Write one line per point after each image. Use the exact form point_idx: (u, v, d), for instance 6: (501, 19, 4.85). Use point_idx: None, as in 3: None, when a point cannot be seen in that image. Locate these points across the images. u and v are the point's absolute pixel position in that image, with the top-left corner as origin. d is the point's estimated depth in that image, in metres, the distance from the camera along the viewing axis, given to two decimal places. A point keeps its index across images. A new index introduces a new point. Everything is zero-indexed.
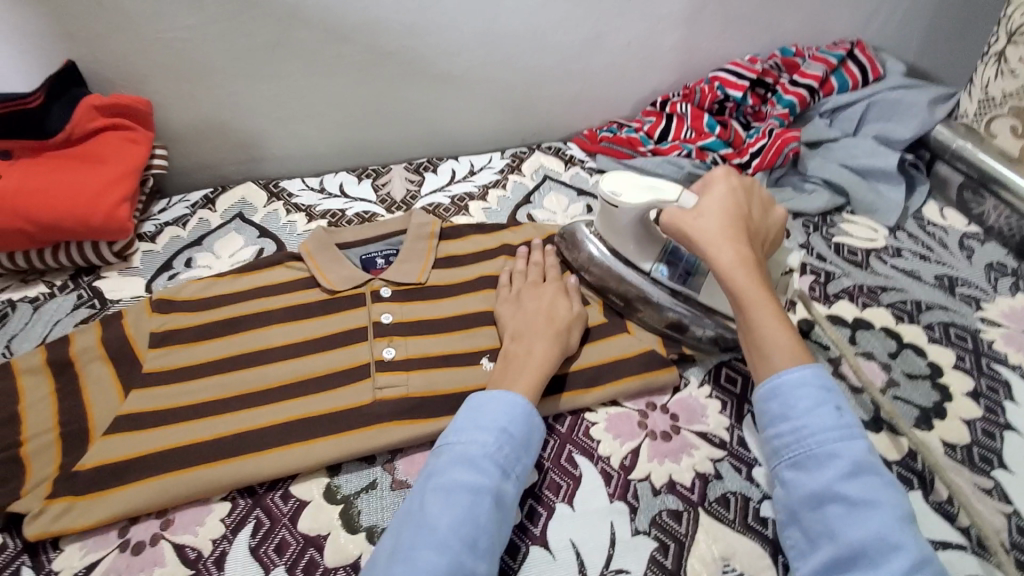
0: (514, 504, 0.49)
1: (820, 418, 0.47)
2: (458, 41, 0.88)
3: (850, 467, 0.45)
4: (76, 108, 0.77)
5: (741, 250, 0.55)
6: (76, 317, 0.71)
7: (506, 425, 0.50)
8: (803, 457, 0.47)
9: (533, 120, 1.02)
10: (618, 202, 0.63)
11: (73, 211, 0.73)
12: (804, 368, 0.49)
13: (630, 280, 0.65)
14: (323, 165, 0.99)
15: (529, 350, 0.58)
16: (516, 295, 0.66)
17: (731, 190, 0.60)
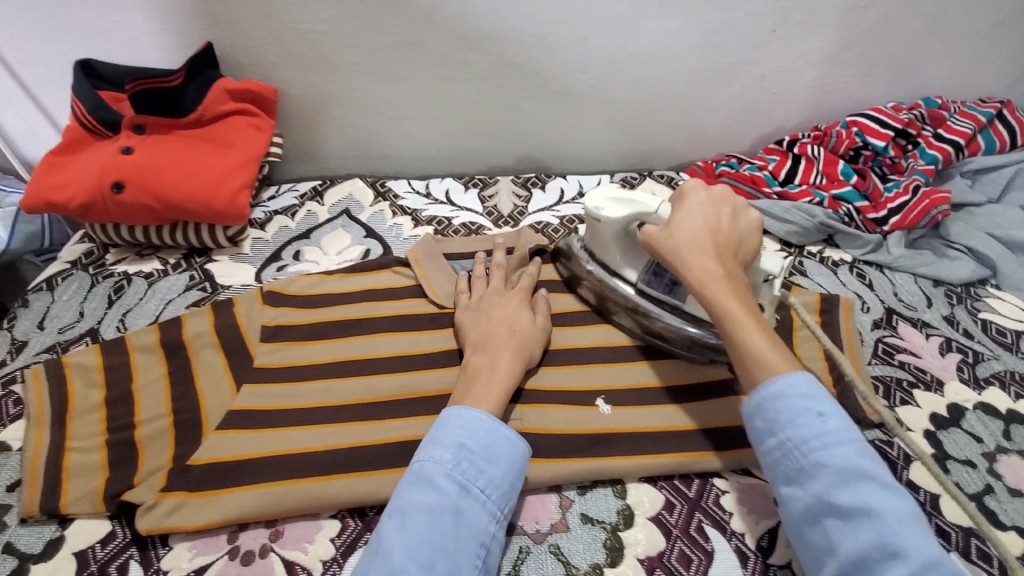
0: (485, 521, 0.46)
1: (800, 428, 0.44)
2: (588, 58, 0.85)
3: (838, 474, 0.42)
4: (210, 90, 0.77)
5: (708, 266, 0.52)
6: (188, 299, 0.71)
7: (462, 440, 0.48)
8: (791, 470, 0.44)
9: (647, 146, 0.97)
10: (598, 215, 0.62)
11: (196, 192, 0.73)
12: (785, 378, 0.46)
13: (618, 293, 0.64)
14: (428, 169, 0.97)
15: (494, 364, 0.55)
16: (479, 301, 0.64)
17: (702, 204, 0.57)
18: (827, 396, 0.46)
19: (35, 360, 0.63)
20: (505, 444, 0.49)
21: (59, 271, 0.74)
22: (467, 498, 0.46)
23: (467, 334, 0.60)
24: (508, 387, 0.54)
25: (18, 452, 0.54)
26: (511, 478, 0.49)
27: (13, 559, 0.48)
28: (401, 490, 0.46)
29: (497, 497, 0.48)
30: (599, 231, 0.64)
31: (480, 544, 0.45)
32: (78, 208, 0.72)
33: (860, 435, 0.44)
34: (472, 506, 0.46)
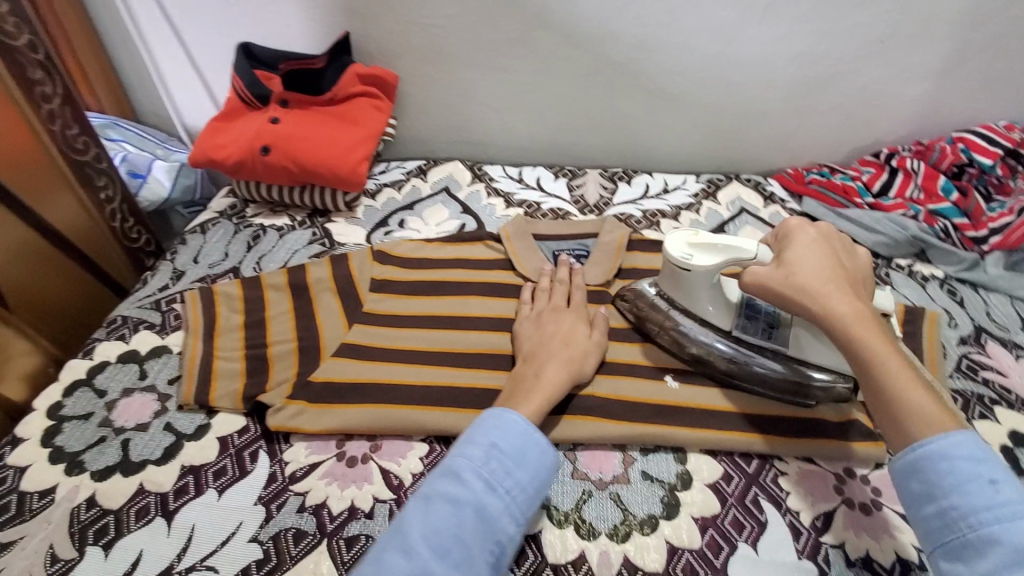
0: (506, 523, 0.45)
1: (970, 495, 0.39)
2: (686, 60, 0.89)
3: (1014, 554, 0.35)
4: (344, 74, 0.88)
5: (843, 305, 0.49)
6: (310, 251, 0.82)
7: (495, 440, 0.47)
8: (957, 545, 0.38)
9: (737, 149, 1.00)
10: (689, 266, 0.58)
11: (325, 160, 0.84)
12: (949, 436, 0.41)
13: (711, 343, 0.61)
14: (522, 157, 1.05)
15: (539, 373, 0.56)
16: (536, 316, 0.65)
17: (814, 240, 0.55)
18: (999, 464, 0.40)
19: (191, 286, 0.76)
20: (537, 449, 0.48)
21: (210, 219, 0.88)
22: (494, 497, 0.45)
23: (519, 353, 0.61)
24: (552, 397, 0.54)
25: (176, 355, 0.65)
26: (538, 485, 0.48)
27: (169, 435, 0.57)
28: (428, 478, 0.46)
29: (523, 500, 0.46)
30: (686, 281, 0.60)
31: (495, 542, 0.44)
32: (233, 165, 0.85)
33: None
34: (496, 505, 0.45)
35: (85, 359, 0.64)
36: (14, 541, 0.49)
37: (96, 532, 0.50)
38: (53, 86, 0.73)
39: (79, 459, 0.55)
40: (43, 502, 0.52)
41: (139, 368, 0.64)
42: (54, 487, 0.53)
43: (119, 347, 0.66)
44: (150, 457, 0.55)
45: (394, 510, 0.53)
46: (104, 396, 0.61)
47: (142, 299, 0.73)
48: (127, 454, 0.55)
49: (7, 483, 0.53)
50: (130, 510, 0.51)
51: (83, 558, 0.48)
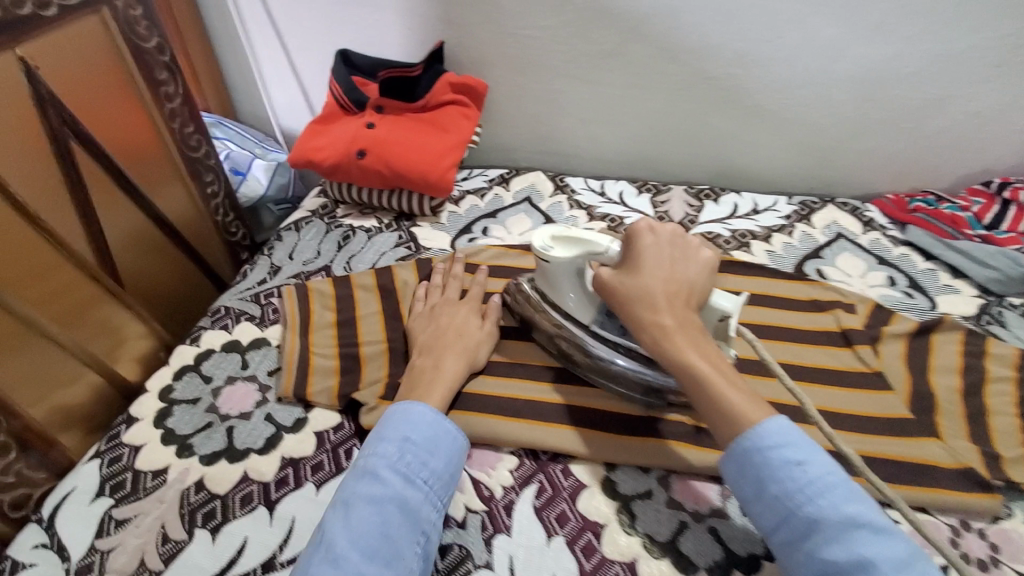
0: (428, 511, 0.47)
1: (785, 483, 0.42)
2: (785, 78, 0.86)
3: (830, 529, 0.39)
4: (437, 82, 0.89)
5: (660, 319, 0.49)
6: (396, 254, 0.84)
7: (407, 433, 0.49)
8: (787, 531, 0.42)
9: (831, 171, 0.95)
10: (546, 257, 0.59)
11: (417, 166, 0.86)
12: (761, 426, 0.44)
13: (572, 334, 0.61)
14: (603, 169, 1.04)
15: (437, 364, 0.58)
16: (429, 309, 0.67)
17: (655, 249, 0.52)
18: (807, 441, 0.43)
19: (287, 282, 0.79)
20: (448, 437, 0.51)
21: (303, 218, 0.91)
22: (412, 489, 0.47)
23: (413, 346, 0.63)
24: (452, 386, 0.57)
25: (275, 347, 0.68)
26: (453, 469, 0.50)
27: (270, 427, 0.59)
28: (346, 484, 0.47)
29: (439, 487, 0.49)
30: (549, 273, 0.61)
31: (421, 533, 0.46)
32: (329, 168, 0.88)
33: (842, 475, 0.42)
34: (416, 496, 0.47)
35: (193, 346, 0.68)
36: (129, 518, 0.52)
37: (204, 516, 0.52)
38: (175, 86, 0.78)
39: (188, 443, 0.57)
40: (156, 482, 0.54)
41: (241, 358, 0.66)
42: (167, 468, 0.55)
43: (222, 337, 0.69)
44: (253, 446, 0.57)
45: (486, 522, 0.52)
46: (210, 382, 0.64)
47: (243, 292, 0.76)
48: (232, 441, 0.58)
49: (124, 461, 0.56)
50: (235, 497, 0.53)
51: (192, 541, 0.50)
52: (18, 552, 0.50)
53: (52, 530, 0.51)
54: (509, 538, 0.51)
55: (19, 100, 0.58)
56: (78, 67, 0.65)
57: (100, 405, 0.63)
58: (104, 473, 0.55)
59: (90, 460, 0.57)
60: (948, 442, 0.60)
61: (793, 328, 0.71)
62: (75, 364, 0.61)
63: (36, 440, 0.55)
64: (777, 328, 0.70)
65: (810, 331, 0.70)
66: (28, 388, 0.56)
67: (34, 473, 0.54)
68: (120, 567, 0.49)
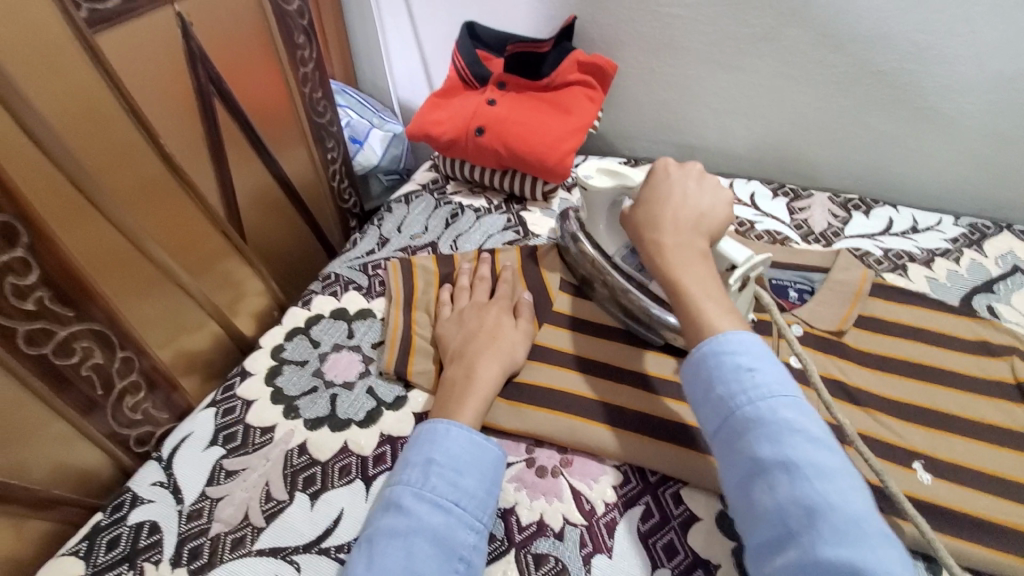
0: (465, 538, 0.44)
1: (733, 385, 0.44)
2: (979, 78, 0.72)
3: (766, 428, 0.42)
4: (565, 60, 0.85)
5: (657, 237, 0.53)
6: (504, 237, 0.81)
7: (430, 455, 0.47)
8: (724, 430, 0.44)
9: (1020, 193, 0.79)
10: (586, 185, 0.62)
11: (536, 149, 0.82)
12: (723, 336, 0.46)
13: (595, 262, 0.63)
14: (732, 166, 0.95)
15: (470, 373, 0.55)
16: (459, 314, 0.63)
17: (667, 183, 0.56)
18: (762, 353, 0.46)
19: (394, 254, 0.78)
20: (474, 450, 0.48)
21: (413, 190, 0.91)
22: (440, 514, 0.44)
23: (444, 351, 0.60)
24: (485, 396, 0.54)
25: (380, 320, 0.67)
26: (488, 486, 0.48)
27: (371, 400, 0.59)
28: (372, 519, 0.45)
29: (474, 507, 0.46)
30: (588, 204, 0.64)
31: (458, 559, 0.43)
32: (445, 143, 0.87)
33: (789, 387, 0.44)
34: (446, 522, 0.44)
35: (304, 309, 0.69)
36: (238, 471, 0.53)
37: (304, 480, 0.52)
38: (310, 50, 0.80)
39: (294, 404, 0.58)
40: (263, 439, 0.56)
41: (348, 326, 0.66)
42: (274, 426, 0.57)
43: (331, 303, 0.70)
44: (354, 417, 0.57)
45: (585, 538, 0.48)
46: (318, 347, 0.64)
47: (352, 261, 0.77)
48: (335, 409, 0.58)
49: (236, 413, 0.58)
50: (334, 466, 0.53)
51: (292, 503, 0.51)
52: (137, 487, 0.53)
53: (169, 471, 0.54)
54: (609, 560, 0.47)
55: (179, 66, 0.60)
56: (228, 30, 0.67)
57: (218, 354, 0.66)
58: (218, 422, 0.57)
59: (207, 408, 0.59)
60: None
61: (959, 372, 0.60)
62: (202, 314, 0.64)
63: (162, 381, 0.58)
64: (935, 371, 0.60)
65: (979, 379, 0.59)
66: (162, 329, 0.59)
67: (157, 413, 0.58)
68: (226, 517, 0.50)
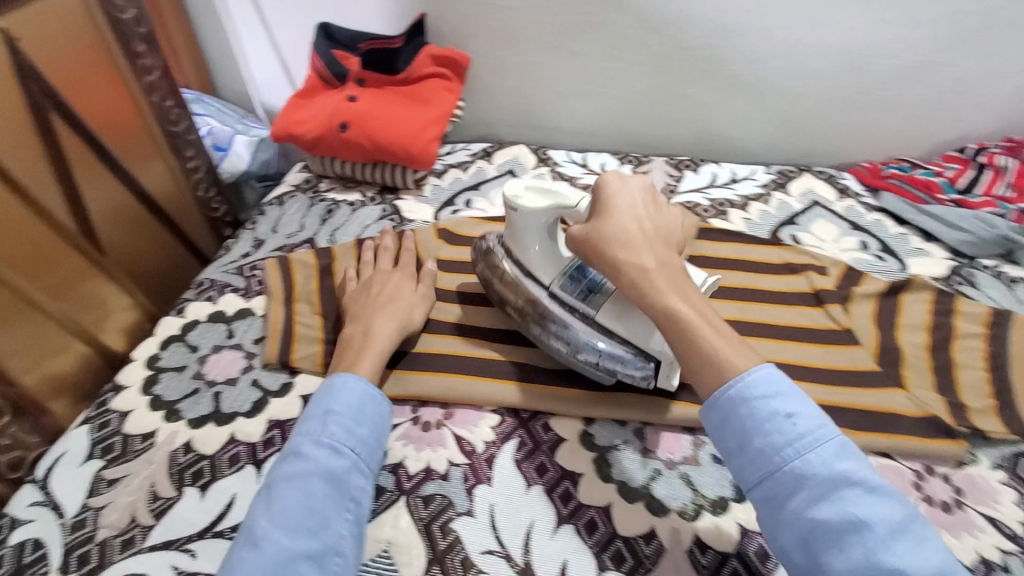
0: (357, 479, 0.48)
1: (774, 438, 0.41)
2: (763, 48, 0.86)
3: (819, 486, 0.39)
4: (419, 54, 0.90)
5: (641, 262, 0.47)
6: (380, 226, 0.84)
7: (328, 406, 0.50)
8: (771, 485, 0.40)
9: (811, 141, 0.95)
10: (515, 205, 0.57)
11: (400, 140, 0.86)
12: (748, 376, 0.42)
13: (529, 294, 0.59)
14: (586, 143, 1.05)
15: (368, 330, 0.59)
16: (366, 282, 0.66)
17: (621, 197, 0.50)
18: (795, 393, 0.42)
19: (271, 254, 0.79)
20: (368, 400, 0.52)
21: (286, 193, 0.92)
22: (336, 458, 0.48)
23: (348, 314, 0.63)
24: (383, 350, 0.58)
25: (260, 317, 0.68)
26: (379, 432, 0.52)
27: (257, 391, 0.60)
28: (273, 468, 0.48)
29: (368, 453, 0.50)
30: (514, 225, 0.59)
31: (351, 499, 0.47)
32: (311, 141, 0.89)
33: (832, 429, 0.41)
34: (342, 464, 0.48)
35: (179, 317, 0.69)
36: (120, 477, 0.53)
37: (193, 474, 0.53)
38: (153, 60, 0.78)
39: (175, 408, 0.59)
40: (144, 445, 0.56)
41: (226, 328, 0.67)
42: (155, 431, 0.57)
43: (207, 308, 0.70)
44: (240, 409, 0.59)
45: (468, 474, 0.54)
46: (197, 351, 0.65)
47: (227, 265, 0.77)
48: (219, 405, 0.59)
49: (113, 426, 0.57)
50: (223, 457, 0.55)
51: (181, 497, 0.52)
52: (13, 511, 0.52)
53: (47, 489, 0.53)
54: (490, 487, 0.53)
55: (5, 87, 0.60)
56: (60, 47, 0.67)
57: (88, 374, 0.65)
58: (94, 437, 0.57)
59: (80, 425, 0.58)
60: (913, 392, 0.61)
61: (769, 291, 0.72)
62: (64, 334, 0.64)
63: (27, 406, 0.57)
64: (751, 291, 0.72)
65: (784, 292, 0.72)
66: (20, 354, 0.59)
67: (27, 437, 0.56)
68: (112, 522, 0.50)
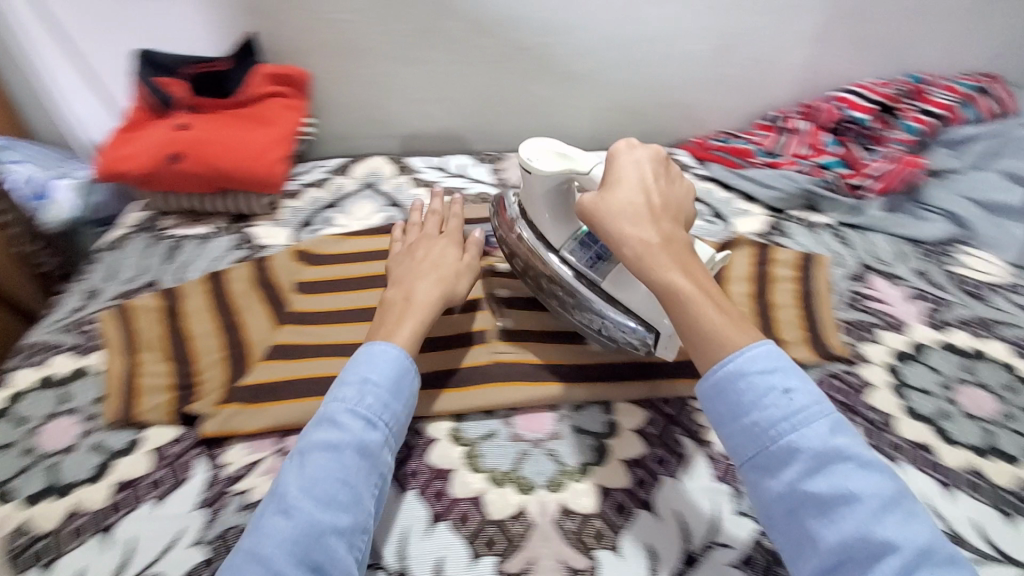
0: (384, 454, 0.49)
1: (769, 411, 0.41)
2: (588, 42, 0.93)
3: (812, 460, 0.40)
4: (252, 75, 0.88)
5: (645, 236, 0.49)
6: (233, 256, 0.81)
7: (365, 374, 0.51)
8: (763, 456, 0.42)
9: (648, 123, 1.04)
10: (531, 168, 0.60)
11: (244, 163, 0.83)
12: (747, 351, 0.43)
13: (545, 256, 0.62)
14: (444, 146, 1.06)
15: (410, 295, 0.60)
16: (407, 246, 0.69)
17: (631, 169, 0.53)
18: (791, 368, 0.43)
19: (108, 305, 0.73)
20: (402, 373, 0.53)
21: (123, 235, 0.85)
22: (371, 431, 0.49)
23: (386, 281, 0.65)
24: (424, 313, 0.59)
25: (99, 373, 0.63)
26: (407, 407, 0.53)
27: (99, 455, 0.56)
28: (306, 433, 0.49)
29: (395, 428, 0.51)
30: (529, 188, 0.62)
31: (377, 476, 0.48)
32: (144, 177, 0.83)
33: (828, 406, 0.42)
34: (375, 438, 0.49)
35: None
36: None
37: (31, 557, 0.49)
38: None
39: (6, 489, 0.54)
40: None
41: (59, 392, 0.61)
42: None
43: (35, 374, 0.63)
44: (78, 478, 0.54)
45: None
46: (25, 424, 0.59)
47: (57, 323, 0.70)
48: (56, 478, 0.54)
49: None
50: (65, 531, 0.51)
51: None
52: None
53: None
54: None
55: None
56: None
57: None
58: None
59: None
60: None
61: None
62: None
63: None
64: None
65: None
66: None
67: None
68: None
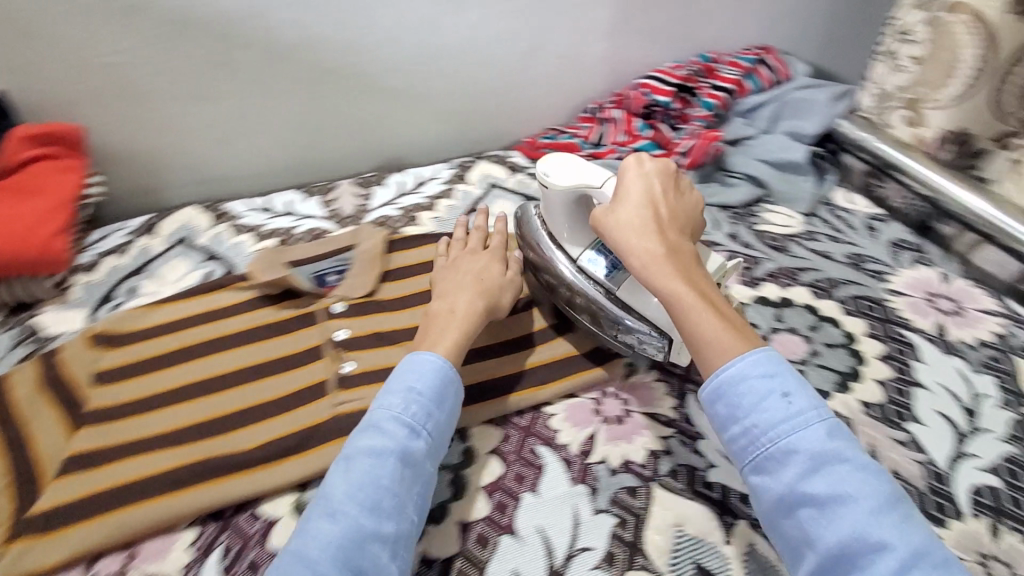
0: (428, 462, 0.50)
1: (768, 413, 0.44)
2: (396, 56, 0.90)
3: (812, 461, 0.42)
4: (7, 141, 0.74)
5: (651, 246, 0.52)
6: (17, 354, 0.69)
7: (410, 385, 0.52)
8: (762, 458, 0.44)
9: (477, 129, 1.03)
10: (550, 183, 0.64)
11: (12, 246, 0.72)
12: (744, 359, 0.46)
13: (559, 263, 0.65)
14: (268, 184, 0.98)
15: (453, 308, 0.61)
16: (452, 261, 0.69)
17: (642, 181, 0.58)
18: (789, 373, 0.45)
19: None
20: (443, 388, 0.53)
21: None
22: (412, 442, 0.49)
23: None
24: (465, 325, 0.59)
25: None
26: (450, 419, 0.53)
27: None
28: (352, 440, 0.50)
29: (433, 441, 0.51)
30: (549, 201, 0.65)
31: (422, 485, 0.49)
32: None
33: (827, 410, 0.44)
34: (418, 448, 0.50)
35: None
36: None
37: None
38: None
39: None
40: None
41: None
42: None
43: None
44: None
45: None
46: None
47: None
48: None
49: None
50: None
51: None
52: None
53: None
54: None
55: None
56: None
57: None
58: None
59: None
60: None
61: None
62: None
63: None
64: None
65: None
66: None
67: None
68: None
